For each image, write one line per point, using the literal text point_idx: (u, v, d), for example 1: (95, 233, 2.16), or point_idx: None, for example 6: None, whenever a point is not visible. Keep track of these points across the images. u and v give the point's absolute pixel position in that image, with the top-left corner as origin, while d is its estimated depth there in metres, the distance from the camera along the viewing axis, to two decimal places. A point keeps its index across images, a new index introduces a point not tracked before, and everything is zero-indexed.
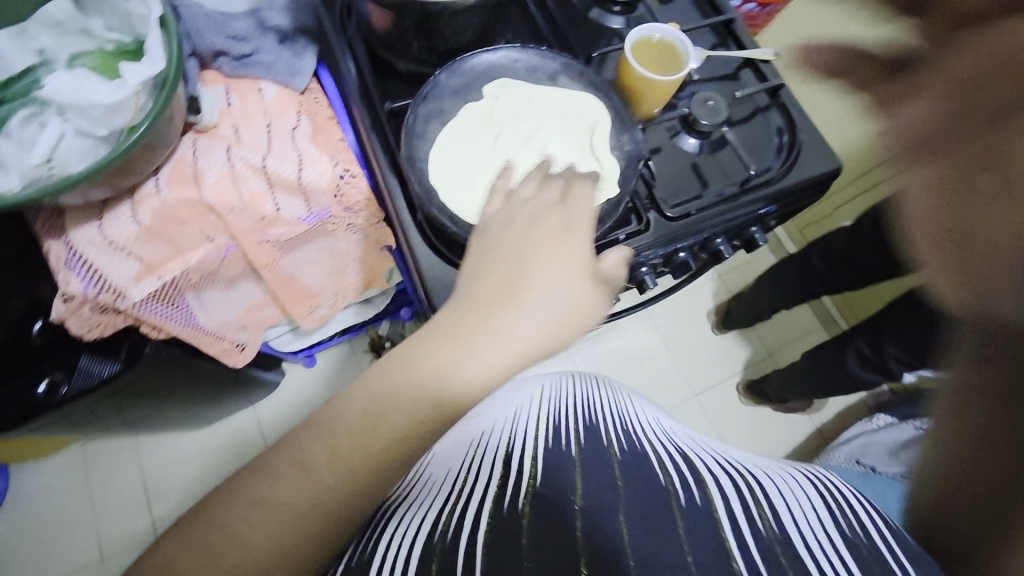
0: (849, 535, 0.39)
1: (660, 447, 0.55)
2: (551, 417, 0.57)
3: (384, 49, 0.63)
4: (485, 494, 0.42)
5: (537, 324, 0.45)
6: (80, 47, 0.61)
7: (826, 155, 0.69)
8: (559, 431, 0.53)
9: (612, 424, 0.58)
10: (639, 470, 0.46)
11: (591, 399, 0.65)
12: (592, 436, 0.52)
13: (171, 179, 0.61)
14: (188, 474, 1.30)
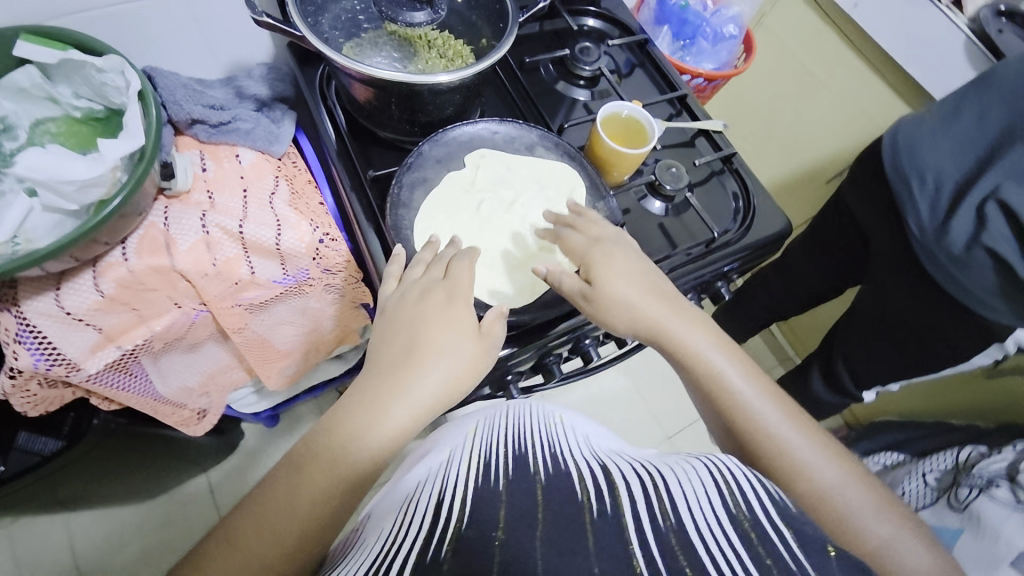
0: (739, 516, 0.34)
1: (580, 458, 0.44)
2: (476, 450, 0.44)
3: (365, 118, 0.66)
4: (410, 546, 0.33)
5: (430, 382, 0.46)
6: (44, 114, 0.59)
7: (776, 217, 0.76)
8: (486, 462, 0.41)
9: (541, 440, 0.46)
10: (558, 488, 0.37)
11: (523, 417, 0.52)
12: (513, 459, 0.41)
13: (141, 248, 0.58)
14: (128, 552, 1.17)
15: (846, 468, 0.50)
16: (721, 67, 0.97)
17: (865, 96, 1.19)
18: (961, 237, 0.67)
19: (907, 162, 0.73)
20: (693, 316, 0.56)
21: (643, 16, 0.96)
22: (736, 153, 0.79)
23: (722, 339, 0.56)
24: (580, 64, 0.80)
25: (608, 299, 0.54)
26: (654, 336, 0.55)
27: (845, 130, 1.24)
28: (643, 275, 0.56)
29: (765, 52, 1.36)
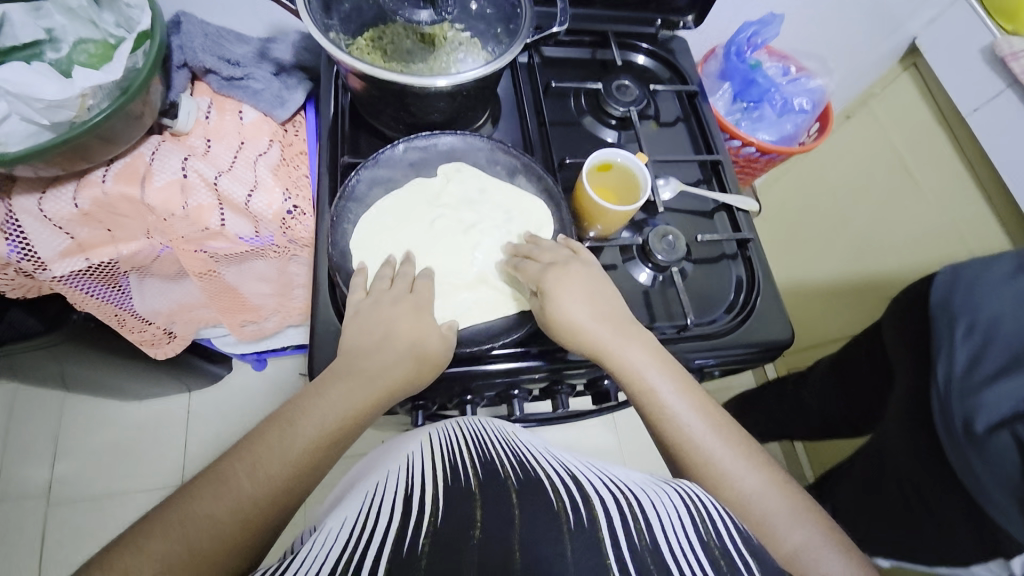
0: (710, 543, 0.34)
1: (548, 464, 0.42)
2: (440, 450, 0.43)
3: (364, 109, 0.65)
4: (381, 540, 0.32)
5: (390, 370, 0.48)
6: (88, 35, 0.62)
7: (777, 323, 0.66)
8: (454, 465, 0.40)
9: (502, 445, 0.44)
10: (531, 493, 0.36)
11: (481, 424, 0.50)
12: (481, 464, 0.40)
13: (120, 175, 0.62)
14: (101, 443, 1.24)
15: (769, 474, 0.49)
16: (780, 139, 0.90)
17: (961, 212, 1.01)
18: (989, 410, 0.53)
19: (961, 302, 0.59)
20: (634, 332, 0.53)
21: (709, 68, 0.89)
22: (755, 241, 0.70)
23: (660, 354, 0.53)
24: (612, 102, 0.74)
25: (558, 320, 0.53)
26: (599, 358, 0.52)
27: (923, 234, 1.07)
28: (598, 299, 0.54)
29: (861, 136, 1.21)
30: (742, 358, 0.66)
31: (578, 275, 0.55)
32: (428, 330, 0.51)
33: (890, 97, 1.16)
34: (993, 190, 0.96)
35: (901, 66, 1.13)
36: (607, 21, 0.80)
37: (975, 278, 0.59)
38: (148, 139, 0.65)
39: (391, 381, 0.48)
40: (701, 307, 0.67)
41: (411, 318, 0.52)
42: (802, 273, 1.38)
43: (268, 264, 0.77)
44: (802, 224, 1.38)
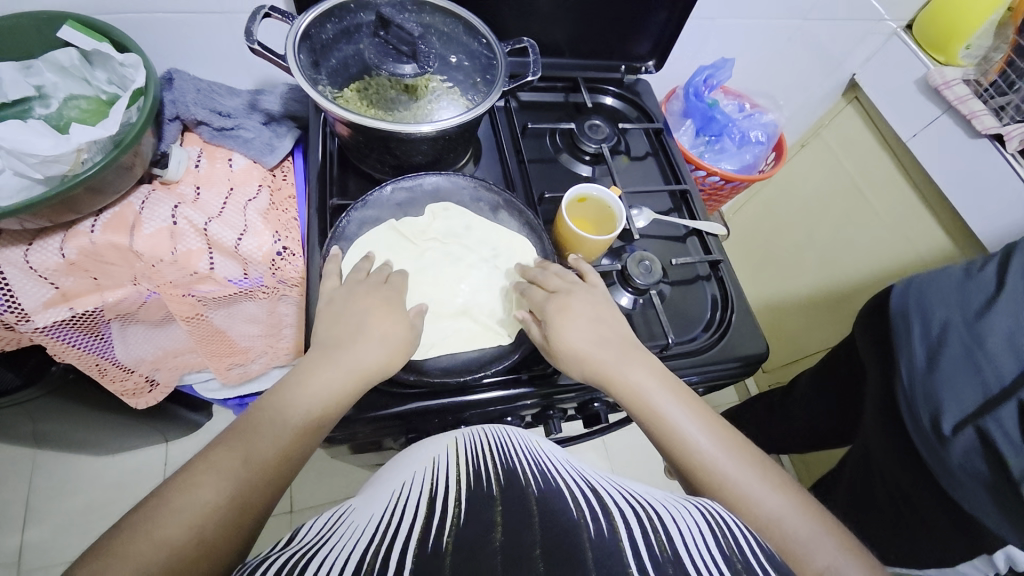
0: (732, 557, 0.34)
1: (570, 478, 0.43)
2: (463, 459, 0.44)
3: (352, 154, 0.68)
4: (404, 542, 0.33)
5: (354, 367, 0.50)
6: (80, 92, 0.64)
7: (753, 338, 0.69)
8: (477, 475, 0.41)
9: (528, 458, 0.46)
10: (552, 505, 0.37)
11: (507, 433, 0.51)
12: (504, 474, 0.41)
13: (109, 225, 0.63)
14: (71, 503, 1.18)
15: (788, 496, 0.50)
16: (741, 169, 0.97)
17: (913, 232, 1.09)
18: (953, 411, 0.59)
19: (907, 317, 0.66)
20: (638, 355, 0.55)
21: (672, 106, 0.96)
22: (726, 262, 0.74)
23: (663, 374, 0.55)
24: (585, 140, 0.80)
25: (560, 348, 0.55)
26: (604, 383, 0.54)
27: (885, 249, 1.14)
28: (603, 324, 0.56)
29: (815, 165, 1.31)
30: (722, 374, 0.68)
31: (582, 300, 0.58)
32: (393, 324, 0.53)
33: (838, 128, 1.26)
34: (942, 216, 1.04)
35: (845, 99, 1.24)
36: (575, 68, 0.87)
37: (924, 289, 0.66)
38: (139, 188, 0.67)
39: (368, 366, 0.50)
40: (680, 327, 0.70)
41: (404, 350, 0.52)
42: (772, 291, 1.44)
43: (256, 306, 0.77)
44: (772, 246, 1.45)
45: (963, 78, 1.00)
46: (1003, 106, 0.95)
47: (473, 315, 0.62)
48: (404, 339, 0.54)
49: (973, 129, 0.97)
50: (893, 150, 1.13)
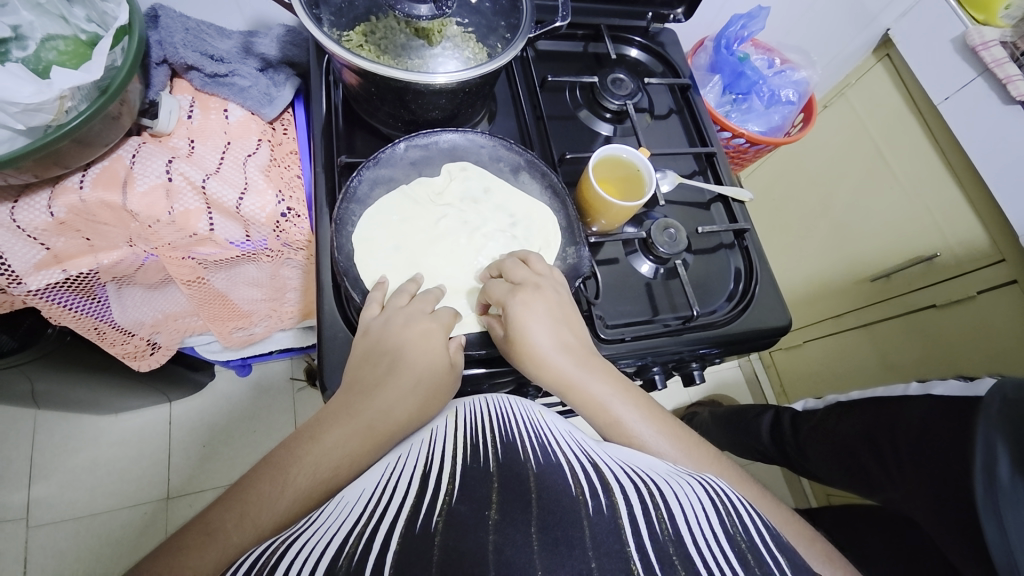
0: (736, 537, 0.33)
1: (569, 450, 0.40)
2: (460, 431, 0.41)
3: (358, 106, 0.63)
4: (395, 515, 0.30)
5: (401, 400, 0.44)
6: (57, 31, 0.57)
7: (776, 309, 0.67)
8: (474, 445, 0.38)
9: (527, 428, 0.43)
10: (552, 478, 0.34)
11: (506, 402, 0.48)
12: (503, 445, 0.38)
13: (99, 180, 0.58)
14: (78, 460, 1.18)
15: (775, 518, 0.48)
16: (768, 130, 0.92)
17: (940, 212, 1.05)
18: None
19: (994, 535, 0.56)
20: (598, 363, 0.51)
21: (699, 60, 0.90)
22: (751, 231, 0.71)
23: (626, 385, 0.51)
24: (609, 96, 0.74)
25: (522, 348, 0.50)
26: (563, 390, 0.49)
27: (907, 223, 1.11)
28: (565, 324, 0.51)
29: (839, 128, 1.25)
30: (743, 345, 0.67)
31: (547, 297, 0.52)
32: (434, 347, 0.49)
33: (866, 88, 1.19)
34: (975, 195, 1.00)
35: (874, 57, 1.16)
36: (599, 13, 0.80)
37: (1016, 499, 0.55)
38: (128, 141, 0.62)
39: (412, 378, 0.46)
40: (703, 297, 0.68)
41: (421, 321, 0.50)
42: (788, 266, 1.42)
43: (260, 271, 0.74)
44: (783, 213, 1.41)
45: (1003, 39, 0.94)
46: None
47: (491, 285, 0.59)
48: (422, 310, 0.51)
49: (1007, 95, 0.93)
50: (922, 116, 1.08)
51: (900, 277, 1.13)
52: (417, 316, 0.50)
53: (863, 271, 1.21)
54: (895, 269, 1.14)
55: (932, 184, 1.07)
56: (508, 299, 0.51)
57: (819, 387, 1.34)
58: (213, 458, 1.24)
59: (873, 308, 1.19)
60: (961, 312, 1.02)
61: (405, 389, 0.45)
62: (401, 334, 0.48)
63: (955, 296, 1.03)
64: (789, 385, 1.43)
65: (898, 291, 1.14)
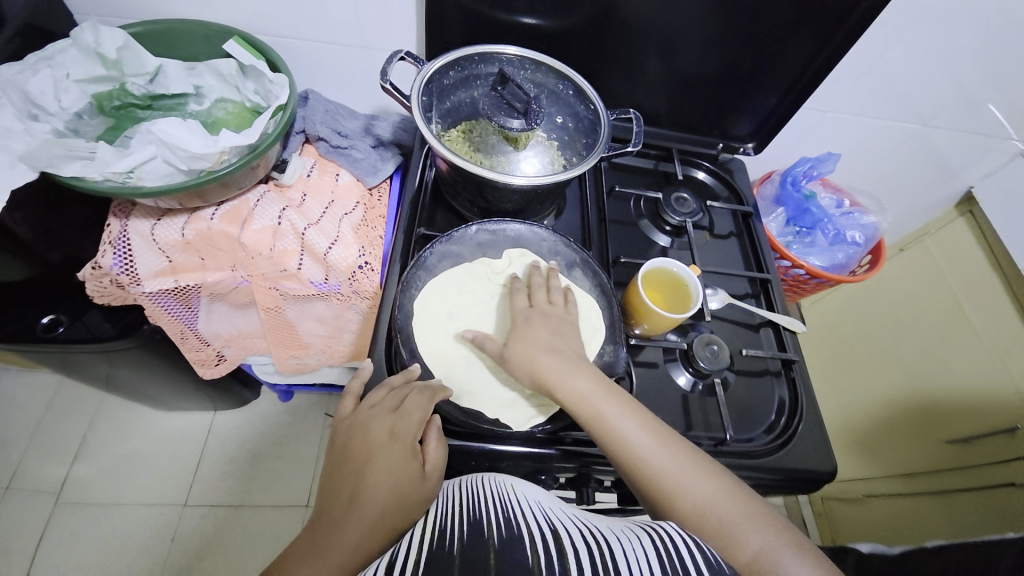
0: None
1: (530, 513, 0.44)
2: (434, 515, 0.45)
3: (444, 186, 0.72)
4: None
5: (367, 516, 0.46)
6: (229, 95, 0.74)
7: (820, 453, 0.64)
8: (441, 530, 0.42)
9: (493, 497, 0.45)
10: (512, 556, 0.38)
11: (481, 478, 0.50)
12: (468, 524, 0.42)
13: (226, 215, 0.71)
14: (120, 448, 1.27)
15: (721, 483, 0.48)
16: (831, 266, 0.92)
17: None
18: None
19: None
20: (587, 366, 0.54)
21: (765, 190, 0.95)
22: (800, 363, 0.70)
23: (609, 386, 0.53)
24: (670, 211, 0.80)
25: (517, 355, 0.55)
26: (546, 390, 0.53)
27: (989, 387, 1.02)
28: (560, 336, 0.56)
29: (919, 273, 1.20)
30: (779, 483, 0.63)
31: (541, 320, 0.57)
32: (397, 439, 0.51)
33: (945, 239, 1.16)
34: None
35: (957, 211, 1.14)
36: (672, 139, 0.89)
37: None
38: (257, 187, 0.74)
39: (383, 487, 0.48)
40: (739, 424, 0.66)
41: (380, 418, 0.52)
42: (849, 405, 1.31)
43: (327, 311, 0.82)
44: (847, 349, 1.34)
45: None
46: None
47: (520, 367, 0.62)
48: (385, 406, 0.53)
49: None
50: (1008, 277, 1.02)
51: (979, 446, 1.02)
52: (380, 420, 0.52)
53: (936, 429, 1.10)
54: (976, 435, 1.03)
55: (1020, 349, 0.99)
56: (521, 294, 0.60)
57: None
58: (235, 474, 1.28)
59: (946, 475, 1.08)
60: None
61: (374, 491, 0.48)
62: (362, 439, 0.52)
63: None
64: (841, 532, 1.29)
65: (976, 460, 1.02)
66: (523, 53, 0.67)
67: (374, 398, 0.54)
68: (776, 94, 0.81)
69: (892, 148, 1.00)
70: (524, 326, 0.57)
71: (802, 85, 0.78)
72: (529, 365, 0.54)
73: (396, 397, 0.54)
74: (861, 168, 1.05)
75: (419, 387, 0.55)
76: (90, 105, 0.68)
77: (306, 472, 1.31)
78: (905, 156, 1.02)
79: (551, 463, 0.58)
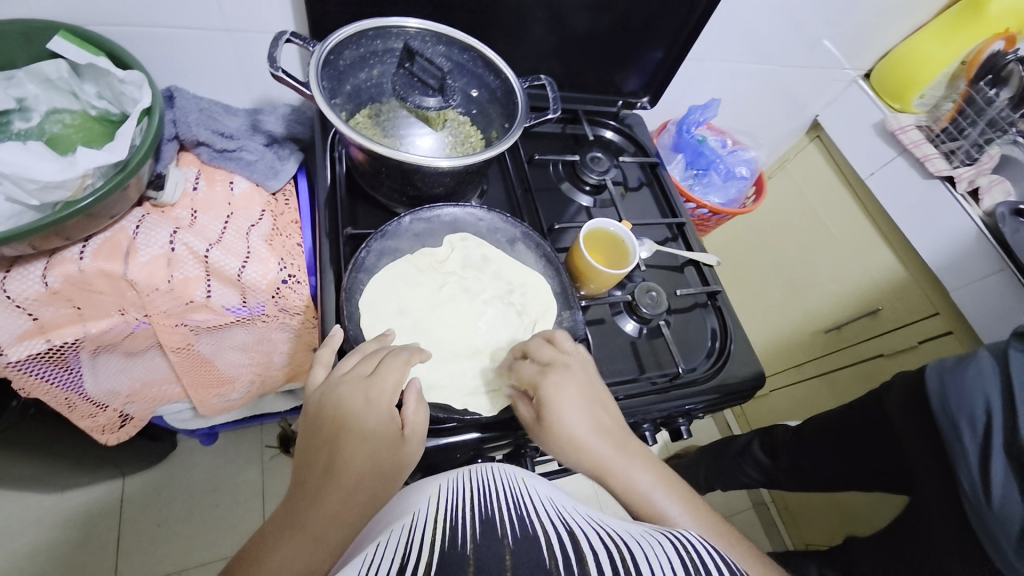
0: None
1: (548, 520, 0.35)
2: (437, 510, 0.36)
3: (361, 179, 0.68)
4: None
5: (346, 488, 0.43)
6: (63, 105, 0.61)
7: (752, 366, 0.73)
8: (451, 526, 0.33)
9: (509, 506, 0.36)
10: (531, 557, 0.30)
11: (490, 474, 0.42)
12: (481, 526, 0.32)
13: (100, 251, 0.59)
14: (8, 549, 1.05)
15: None
16: (727, 202, 1.05)
17: (880, 269, 1.18)
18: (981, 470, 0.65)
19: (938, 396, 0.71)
20: (637, 449, 0.53)
21: (663, 139, 1.03)
22: (722, 292, 0.78)
23: (664, 475, 0.53)
24: (588, 171, 0.82)
25: (559, 434, 0.51)
26: (599, 473, 0.51)
27: (853, 279, 1.23)
28: (601, 410, 0.54)
29: (786, 194, 1.38)
30: (724, 399, 0.72)
31: (578, 383, 0.54)
32: (373, 405, 0.47)
33: (802, 163, 1.34)
34: (905, 254, 1.14)
35: (807, 137, 1.32)
36: (576, 101, 0.90)
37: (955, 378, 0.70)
38: (132, 212, 0.63)
39: (360, 457, 0.45)
40: (684, 356, 0.73)
41: (351, 387, 0.48)
42: (750, 317, 1.51)
43: (248, 339, 0.72)
44: (739, 270, 1.53)
45: (917, 124, 1.11)
46: (954, 150, 1.06)
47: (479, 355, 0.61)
48: (357, 375, 0.49)
49: (925, 170, 1.08)
50: (853, 188, 1.23)
51: (849, 329, 1.25)
52: (353, 385, 0.48)
53: (817, 323, 1.32)
54: (845, 320, 1.25)
55: (868, 245, 1.20)
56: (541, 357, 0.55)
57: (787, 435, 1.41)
58: (168, 539, 1.13)
59: (829, 358, 1.30)
60: (905, 360, 1.13)
61: (350, 461, 0.44)
62: (332, 408, 0.47)
63: (898, 346, 1.15)
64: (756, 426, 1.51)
65: (849, 341, 1.25)
66: (426, 26, 0.63)
67: (347, 364, 0.51)
68: (661, 47, 0.86)
69: (757, 88, 1.13)
70: (558, 393, 0.52)
71: (683, 39, 0.84)
72: (570, 442, 0.51)
73: (370, 364, 0.50)
74: (735, 109, 1.18)
75: (394, 353, 0.52)
76: None
77: (255, 512, 1.19)
78: (767, 94, 1.16)
79: (525, 436, 0.59)
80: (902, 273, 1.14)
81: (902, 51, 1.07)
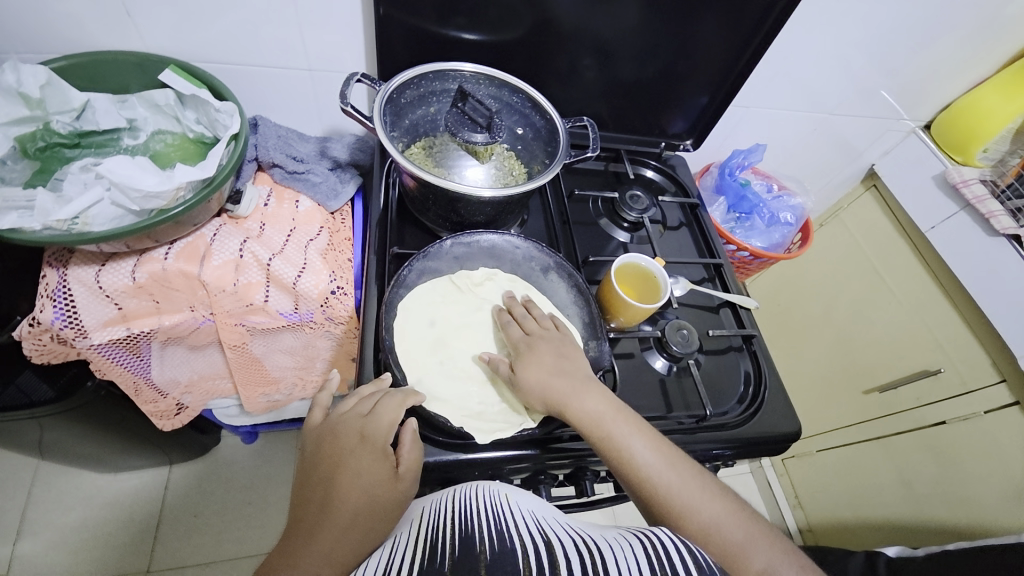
0: None
1: (525, 529, 0.38)
2: (421, 532, 0.39)
3: (411, 205, 0.73)
4: None
5: (341, 527, 0.45)
6: (168, 127, 0.71)
7: (787, 416, 0.70)
8: (432, 544, 0.37)
9: (490, 514, 0.40)
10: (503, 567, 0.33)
11: (473, 488, 0.45)
12: (460, 540, 0.36)
13: (181, 253, 0.68)
14: (65, 520, 1.14)
15: (725, 502, 0.51)
16: (770, 246, 1.04)
17: (941, 328, 1.11)
18: None
19: None
20: (594, 386, 0.56)
21: (706, 182, 1.06)
22: (759, 336, 0.77)
23: (619, 405, 0.55)
24: (626, 209, 0.84)
25: (525, 377, 0.57)
26: (557, 409, 0.55)
27: (911, 335, 1.16)
28: (566, 358, 0.58)
29: (838, 244, 1.34)
30: (755, 448, 0.69)
31: (547, 341, 0.59)
32: (371, 445, 0.51)
33: (856, 213, 1.30)
34: (969, 314, 1.06)
35: (862, 186, 1.28)
36: (618, 140, 0.94)
37: None
38: (211, 222, 0.72)
39: (355, 493, 0.47)
40: (714, 398, 0.71)
41: (350, 426, 0.52)
42: (798, 369, 1.43)
43: (296, 345, 0.78)
44: (785, 318, 1.48)
45: (981, 178, 1.04)
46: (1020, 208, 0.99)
47: (498, 379, 0.63)
48: (358, 412, 0.53)
49: (991, 227, 1.02)
50: (913, 241, 1.17)
51: (906, 391, 1.16)
52: (351, 423, 0.52)
53: (870, 381, 1.24)
54: (902, 380, 1.17)
55: (925, 302, 1.14)
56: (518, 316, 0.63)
57: (835, 502, 1.31)
58: (202, 530, 1.19)
59: (881, 421, 1.22)
60: (969, 428, 1.05)
61: (344, 494, 0.47)
62: (331, 445, 0.51)
63: (962, 413, 1.06)
64: (803, 493, 1.40)
65: (907, 404, 1.16)
66: (480, 70, 0.69)
67: (346, 405, 0.54)
68: (706, 93, 0.88)
69: (807, 135, 1.12)
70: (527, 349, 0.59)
71: (729, 84, 0.86)
72: (537, 384, 0.56)
73: (368, 403, 0.54)
74: (782, 156, 1.17)
75: (390, 393, 0.55)
76: (14, 149, 0.63)
77: (282, 514, 1.24)
78: (819, 142, 1.14)
79: (547, 461, 0.60)
80: (964, 334, 1.07)
81: (966, 99, 1.03)
